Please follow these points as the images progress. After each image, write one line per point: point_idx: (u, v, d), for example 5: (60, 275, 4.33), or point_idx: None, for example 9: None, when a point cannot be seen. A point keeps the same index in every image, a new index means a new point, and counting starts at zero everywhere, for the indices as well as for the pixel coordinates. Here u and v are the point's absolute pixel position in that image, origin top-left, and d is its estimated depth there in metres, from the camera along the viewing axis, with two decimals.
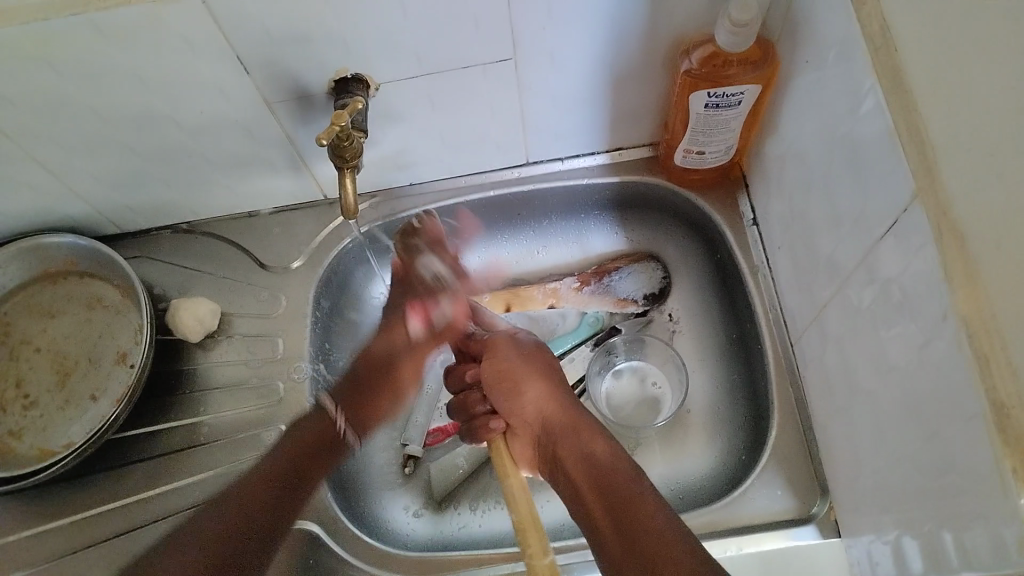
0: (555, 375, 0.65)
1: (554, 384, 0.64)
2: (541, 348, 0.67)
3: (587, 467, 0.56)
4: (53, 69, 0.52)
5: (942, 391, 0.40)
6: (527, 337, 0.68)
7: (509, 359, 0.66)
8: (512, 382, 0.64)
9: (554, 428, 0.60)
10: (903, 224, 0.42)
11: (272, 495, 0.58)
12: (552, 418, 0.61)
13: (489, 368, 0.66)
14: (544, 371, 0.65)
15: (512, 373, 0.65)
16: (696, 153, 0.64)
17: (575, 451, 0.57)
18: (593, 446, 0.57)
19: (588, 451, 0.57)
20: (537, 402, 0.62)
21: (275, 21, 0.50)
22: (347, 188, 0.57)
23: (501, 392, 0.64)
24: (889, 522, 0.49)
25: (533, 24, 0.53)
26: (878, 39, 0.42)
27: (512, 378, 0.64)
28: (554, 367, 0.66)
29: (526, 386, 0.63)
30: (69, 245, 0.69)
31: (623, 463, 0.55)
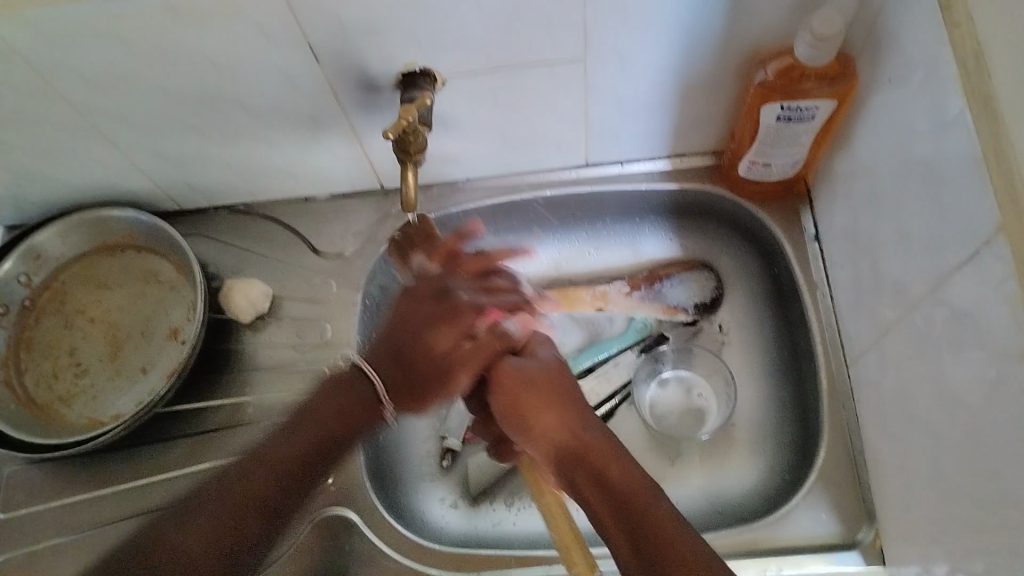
0: (573, 394, 0.59)
1: (572, 405, 0.57)
2: (561, 368, 0.62)
3: (604, 498, 0.49)
4: (127, 47, 0.52)
5: (1009, 429, 0.39)
6: (545, 349, 0.64)
7: (519, 367, 0.61)
8: (522, 408, 0.58)
9: (574, 456, 0.53)
10: (982, 257, 0.40)
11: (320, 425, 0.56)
12: (567, 446, 0.54)
13: (500, 399, 0.61)
14: (562, 397, 0.58)
15: (522, 392, 0.59)
16: (762, 164, 0.63)
17: (588, 476, 0.51)
18: (608, 467, 0.51)
19: (604, 476, 0.50)
20: (551, 432, 0.55)
21: (349, 11, 0.50)
22: (409, 181, 0.57)
23: (514, 419, 0.59)
24: (939, 557, 0.48)
25: (606, 26, 0.52)
26: (970, 62, 0.40)
27: (524, 399, 0.58)
28: (571, 384, 0.60)
29: (537, 415, 0.57)
30: (129, 219, 0.70)
31: (643, 483, 0.49)
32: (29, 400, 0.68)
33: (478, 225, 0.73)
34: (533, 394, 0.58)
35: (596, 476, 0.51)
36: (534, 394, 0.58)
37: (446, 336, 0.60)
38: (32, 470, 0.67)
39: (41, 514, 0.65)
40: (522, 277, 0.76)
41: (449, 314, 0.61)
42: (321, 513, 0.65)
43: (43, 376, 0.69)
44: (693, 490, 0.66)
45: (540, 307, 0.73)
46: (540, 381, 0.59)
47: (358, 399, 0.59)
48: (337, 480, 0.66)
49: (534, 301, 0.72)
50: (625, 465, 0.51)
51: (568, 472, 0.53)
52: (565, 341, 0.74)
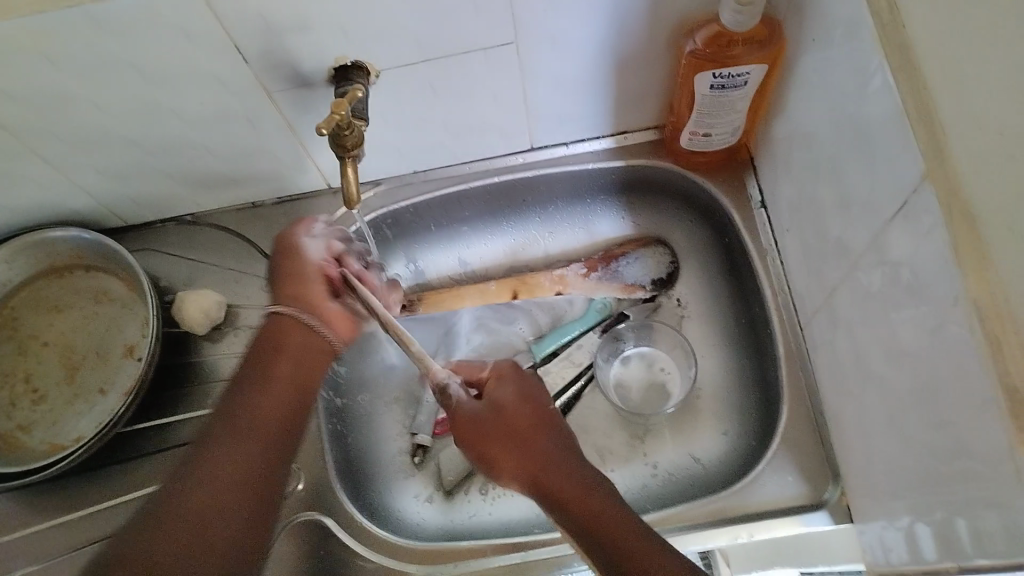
0: (542, 432, 0.56)
1: (534, 439, 0.56)
2: (528, 396, 0.59)
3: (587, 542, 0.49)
4: (49, 63, 0.51)
5: (954, 376, 0.39)
6: (506, 383, 0.60)
7: (471, 410, 0.58)
8: (483, 448, 0.57)
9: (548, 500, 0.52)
10: (912, 206, 0.41)
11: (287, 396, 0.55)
12: (538, 488, 0.53)
13: (465, 447, 0.58)
14: (523, 429, 0.56)
15: (479, 434, 0.57)
16: (703, 135, 0.63)
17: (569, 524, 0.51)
18: (588, 514, 0.50)
19: (582, 523, 0.50)
20: (522, 476, 0.54)
21: (272, 10, 0.50)
22: (350, 179, 0.56)
23: (482, 463, 0.57)
24: (901, 508, 0.48)
25: (534, 8, 0.52)
26: (885, 16, 0.41)
27: (486, 439, 0.56)
28: (544, 419, 0.57)
29: (505, 457, 0.55)
30: (75, 239, 0.69)
31: (622, 520, 0.49)
32: None
33: (428, 217, 0.73)
34: (493, 434, 0.57)
35: (575, 523, 0.50)
36: (494, 437, 0.56)
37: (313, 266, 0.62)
38: None
39: (6, 544, 0.64)
40: (479, 266, 0.76)
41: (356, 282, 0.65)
42: (295, 520, 0.64)
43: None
44: (665, 465, 0.66)
45: (499, 295, 0.73)
46: (497, 421, 0.57)
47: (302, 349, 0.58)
48: (305, 486, 0.66)
49: (493, 291, 0.73)
50: (601, 504, 0.50)
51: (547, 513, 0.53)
52: (529, 328, 0.74)
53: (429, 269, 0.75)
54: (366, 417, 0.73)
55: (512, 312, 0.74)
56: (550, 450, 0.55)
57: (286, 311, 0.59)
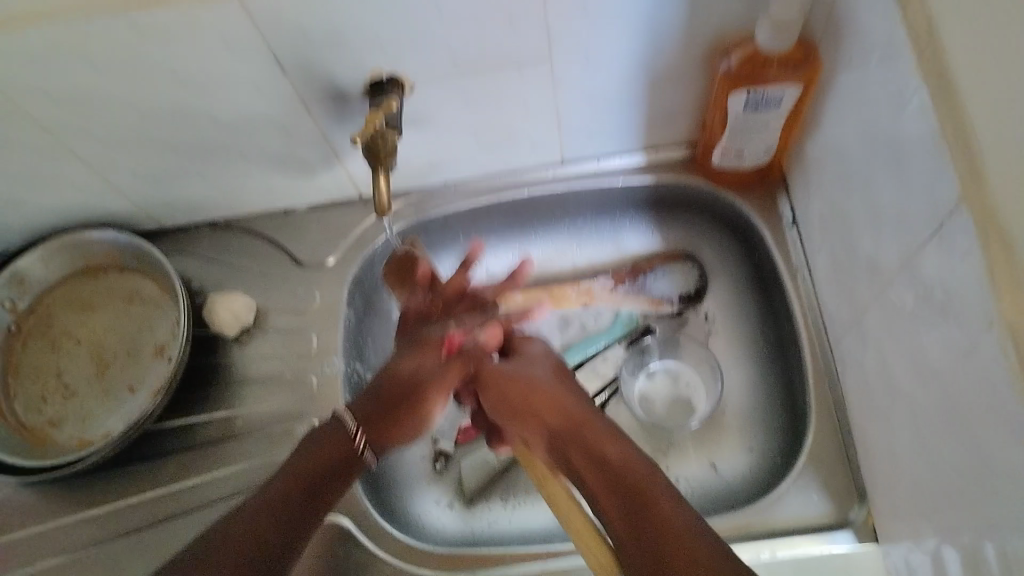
0: (569, 386, 0.60)
1: (560, 393, 0.59)
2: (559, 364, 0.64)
3: (603, 477, 0.51)
4: (90, 66, 0.52)
5: (987, 402, 0.39)
6: (538, 346, 0.66)
7: (509, 368, 0.63)
8: (516, 400, 0.60)
9: (557, 440, 0.56)
10: (947, 230, 0.40)
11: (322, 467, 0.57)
12: (560, 429, 0.56)
13: (491, 399, 0.62)
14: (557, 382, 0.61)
15: (513, 386, 0.61)
16: (735, 151, 0.63)
17: (584, 458, 0.53)
18: (604, 449, 0.53)
19: (600, 456, 0.52)
20: (550, 416, 0.57)
21: (310, 20, 0.50)
22: (381, 188, 0.57)
23: (507, 411, 0.60)
24: (928, 531, 0.48)
25: (568, 23, 0.53)
26: (926, 37, 0.40)
27: (520, 393, 0.60)
28: (568, 379, 0.61)
29: (536, 401, 0.58)
30: (110, 239, 0.70)
31: (640, 464, 0.51)
32: (18, 425, 0.68)
33: (457, 227, 0.73)
34: (527, 389, 0.60)
35: (586, 453, 0.53)
36: (532, 392, 0.59)
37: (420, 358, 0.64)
38: (23, 493, 0.66)
39: (33, 537, 0.65)
40: (506, 278, 0.75)
41: (424, 384, 0.64)
42: (316, 520, 0.65)
43: (31, 400, 0.69)
44: (688, 479, 0.66)
45: (526, 307, 0.73)
46: (531, 377, 0.61)
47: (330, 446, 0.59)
48: None
49: (521, 301, 0.72)
50: (619, 444, 0.53)
51: (564, 452, 0.55)
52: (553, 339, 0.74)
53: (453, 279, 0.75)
54: None
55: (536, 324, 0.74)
56: (577, 407, 0.58)
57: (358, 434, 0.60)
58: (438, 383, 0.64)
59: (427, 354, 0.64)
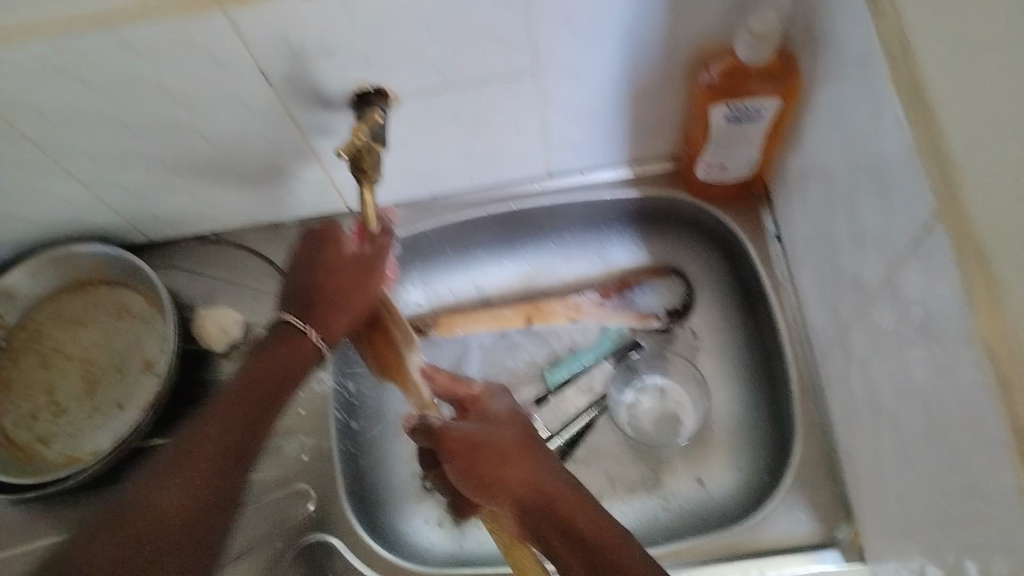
0: (529, 440, 0.56)
1: (523, 453, 0.55)
2: (517, 412, 0.59)
3: (581, 555, 0.49)
4: (79, 81, 0.53)
5: (964, 414, 0.39)
6: (496, 397, 0.61)
7: (470, 430, 0.58)
8: (484, 466, 0.55)
9: (534, 514, 0.53)
10: (924, 241, 0.40)
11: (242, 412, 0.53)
12: (532, 497, 0.53)
13: (453, 464, 0.58)
14: (523, 443, 0.56)
15: (476, 453, 0.56)
16: (720, 166, 0.63)
17: (566, 541, 0.51)
18: (580, 527, 0.50)
19: (580, 538, 0.50)
20: (517, 487, 0.53)
21: (297, 36, 0.51)
22: (369, 203, 0.57)
23: (472, 479, 0.56)
24: (913, 550, 0.48)
25: (551, 38, 0.53)
26: (898, 50, 0.41)
27: (487, 463, 0.55)
28: (530, 432, 0.57)
29: (502, 469, 0.54)
30: (100, 255, 0.70)
31: (620, 540, 0.49)
32: (6, 440, 0.68)
33: (447, 241, 0.73)
34: (489, 457, 0.55)
35: (565, 529, 0.51)
36: (500, 458, 0.55)
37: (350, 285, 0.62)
38: (15, 511, 0.66)
39: (25, 557, 0.65)
40: (493, 291, 0.75)
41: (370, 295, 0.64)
42: (303, 541, 0.65)
43: (20, 416, 0.69)
44: (678, 498, 0.66)
45: (514, 320, 0.73)
46: (493, 439, 0.56)
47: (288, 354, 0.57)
48: (314, 506, 0.66)
49: (506, 317, 0.73)
50: (595, 517, 0.50)
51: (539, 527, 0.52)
52: (540, 355, 0.73)
53: (442, 294, 0.75)
54: (378, 439, 0.73)
55: (526, 340, 0.73)
56: (544, 470, 0.54)
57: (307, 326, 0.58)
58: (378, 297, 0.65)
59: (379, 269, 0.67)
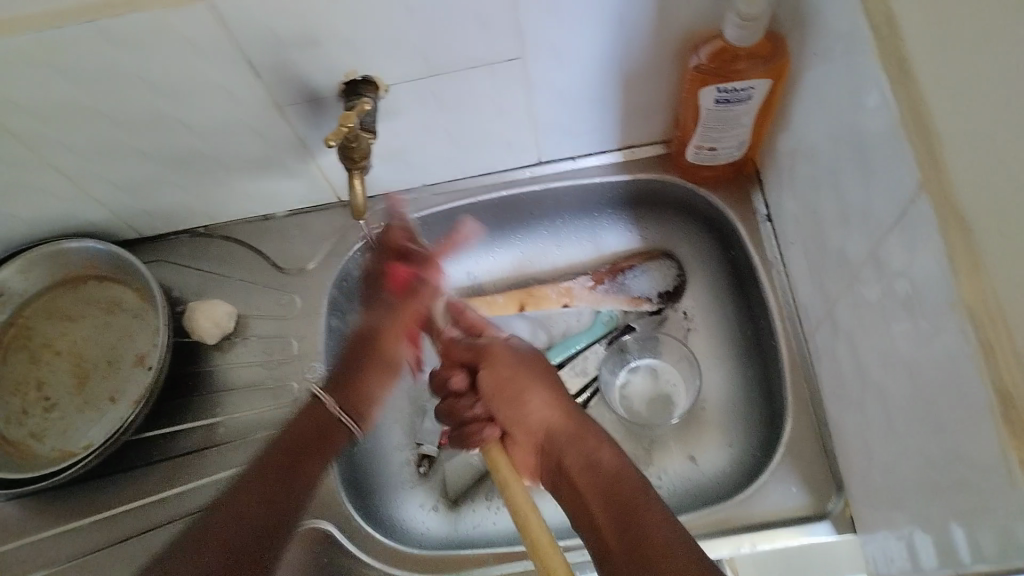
0: (553, 380, 0.63)
1: (550, 392, 0.62)
2: (539, 356, 0.66)
3: (591, 476, 0.53)
4: (64, 75, 0.52)
5: (950, 384, 0.40)
6: (524, 346, 0.67)
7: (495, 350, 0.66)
8: (509, 389, 0.63)
9: (553, 436, 0.58)
10: (909, 217, 0.41)
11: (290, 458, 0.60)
12: (556, 425, 0.59)
13: (484, 379, 0.65)
14: (545, 381, 0.63)
15: (509, 382, 0.63)
16: (707, 149, 0.64)
17: (580, 459, 0.55)
18: (598, 451, 0.55)
19: (595, 459, 0.54)
20: (543, 413, 0.60)
21: (285, 25, 0.51)
22: (358, 191, 0.57)
23: (491, 390, 0.64)
24: (901, 519, 0.49)
25: (538, 23, 0.53)
26: (884, 29, 0.41)
27: (513, 387, 0.63)
28: (555, 375, 0.64)
29: (529, 394, 0.62)
30: (88, 251, 0.70)
31: (628, 470, 0.53)
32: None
33: (439, 230, 0.74)
34: (514, 376, 0.63)
35: (581, 450, 0.56)
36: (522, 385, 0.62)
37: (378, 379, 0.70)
38: (8, 506, 0.66)
39: (18, 552, 0.64)
40: (488, 278, 0.76)
41: (373, 337, 0.70)
42: (299, 528, 0.65)
43: (13, 412, 0.69)
44: (671, 477, 0.66)
45: (507, 307, 0.74)
46: (524, 370, 0.64)
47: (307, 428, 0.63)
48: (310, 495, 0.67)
49: (500, 304, 0.73)
50: (611, 449, 0.55)
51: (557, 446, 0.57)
52: (535, 339, 0.74)
53: None
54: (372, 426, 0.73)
55: (520, 324, 0.75)
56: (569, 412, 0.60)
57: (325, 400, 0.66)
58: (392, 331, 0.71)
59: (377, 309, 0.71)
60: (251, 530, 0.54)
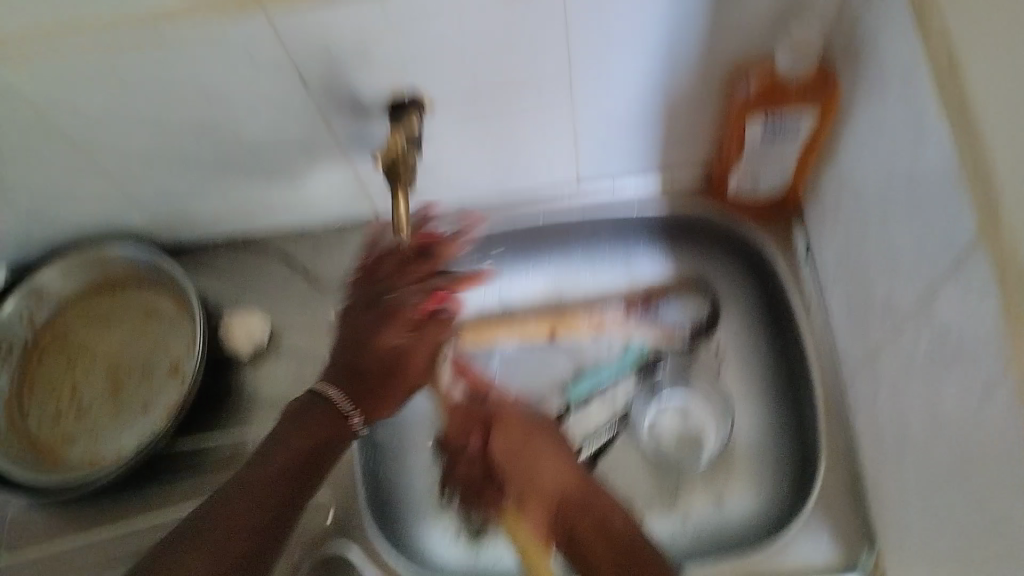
0: (559, 440, 0.66)
1: (556, 454, 0.64)
2: (547, 420, 0.67)
3: (605, 539, 0.58)
4: (121, 81, 0.54)
5: (995, 432, 0.39)
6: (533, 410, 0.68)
7: (512, 412, 0.67)
8: (523, 453, 0.64)
9: (566, 506, 0.60)
10: (962, 258, 0.41)
11: (293, 455, 0.56)
12: (569, 491, 0.61)
13: (498, 445, 0.66)
14: (554, 444, 0.65)
15: (527, 445, 0.65)
16: (750, 174, 0.63)
17: (592, 524, 0.59)
18: (610, 516, 0.59)
19: (607, 524, 0.58)
20: (553, 476, 0.62)
21: (340, 41, 0.52)
22: (400, 212, 0.57)
23: (502, 456, 0.65)
24: (939, 571, 0.47)
25: (588, 48, 0.54)
26: (942, 67, 0.41)
27: (524, 453, 0.64)
28: (559, 434, 0.66)
29: (540, 458, 0.63)
30: (130, 258, 0.71)
31: (640, 536, 0.57)
32: (29, 439, 0.68)
33: (475, 253, 0.74)
34: (522, 434, 0.65)
35: (590, 512, 0.60)
36: (528, 444, 0.65)
37: (398, 331, 0.59)
38: (39, 515, 0.67)
39: (45, 556, 0.65)
40: (518, 300, 0.75)
41: (403, 359, 0.60)
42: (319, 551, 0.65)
43: (46, 416, 0.69)
44: (697, 518, 0.65)
45: (536, 333, 0.73)
46: (533, 431, 0.65)
47: (319, 423, 0.58)
48: (334, 518, 0.67)
49: (530, 328, 0.73)
50: (622, 512, 0.59)
51: (570, 521, 0.60)
52: (564, 367, 0.73)
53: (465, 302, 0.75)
54: (394, 447, 0.72)
55: (549, 351, 0.74)
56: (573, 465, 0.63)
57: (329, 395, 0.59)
58: (416, 353, 0.60)
59: (399, 327, 0.59)
60: (247, 510, 0.53)
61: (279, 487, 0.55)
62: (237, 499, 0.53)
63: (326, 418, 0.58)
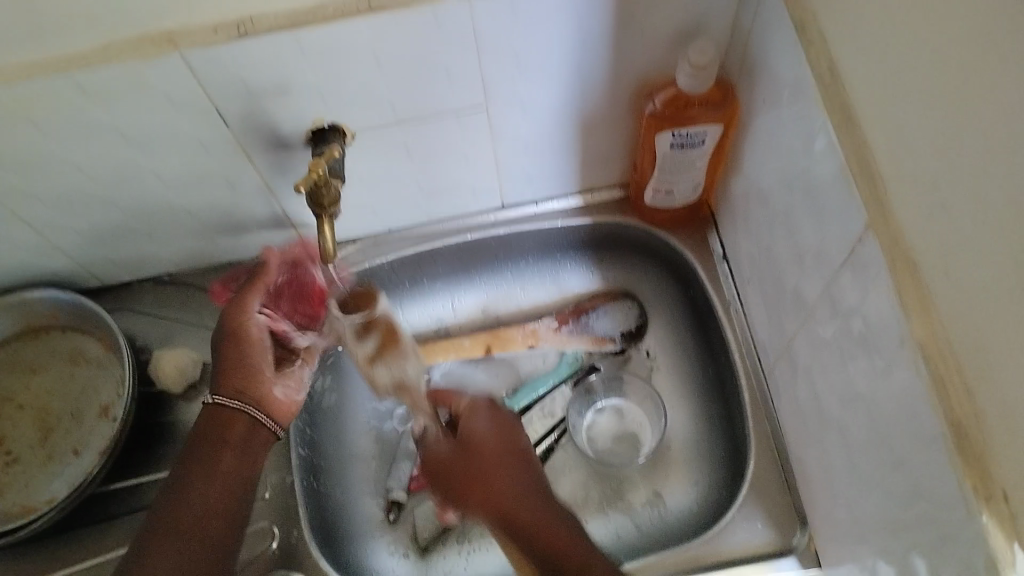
0: (511, 444, 0.62)
1: (501, 459, 0.60)
2: (513, 424, 0.63)
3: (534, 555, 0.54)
4: (28, 126, 0.53)
5: (903, 416, 0.41)
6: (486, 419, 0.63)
7: (448, 439, 0.65)
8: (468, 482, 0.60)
9: (506, 522, 0.57)
10: (859, 256, 0.43)
11: (240, 438, 0.60)
12: (504, 506, 0.58)
13: (440, 475, 0.63)
14: (508, 449, 0.61)
15: (456, 464, 0.63)
16: (665, 192, 0.66)
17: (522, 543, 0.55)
18: (527, 514, 0.56)
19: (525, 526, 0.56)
20: (490, 491, 0.59)
21: (252, 76, 0.52)
22: (327, 235, 0.57)
23: (448, 486, 0.63)
24: (865, 551, 0.50)
25: (501, 72, 0.55)
26: (827, 78, 0.44)
27: (471, 473, 0.60)
28: (515, 437, 0.62)
29: (490, 470, 0.60)
30: (52, 301, 0.69)
31: (557, 532, 0.55)
32: None
33: (403, 273, 0.74)
34: (471, 456, 0.61)
35: (541, 553, 0.54)
36: (463, 451, 0.62)
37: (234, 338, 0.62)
38: None
39: None
40: (453, 319, 0.77)
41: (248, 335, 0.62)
42: None
43: None
44: (642, 518, 0.67)
45: (473, 350, 0.74)
46: (474, 437, 0.62)
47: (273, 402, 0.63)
48: (278, 545, 0.65)
49: (466, 346, 0.74)
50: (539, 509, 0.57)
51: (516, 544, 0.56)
52: (501, 381, 0.74)
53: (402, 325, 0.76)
54: (337, 471, 0.73)
55: (487, 369, 0.75)
56: (519, 475, 0.59)
57: (235, 405, 0.60)
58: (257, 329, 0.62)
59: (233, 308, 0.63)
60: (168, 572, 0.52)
61: (206, 513, 0.55)
62: (160, 552, 0.53)
63: (258, 429, 0.61)
